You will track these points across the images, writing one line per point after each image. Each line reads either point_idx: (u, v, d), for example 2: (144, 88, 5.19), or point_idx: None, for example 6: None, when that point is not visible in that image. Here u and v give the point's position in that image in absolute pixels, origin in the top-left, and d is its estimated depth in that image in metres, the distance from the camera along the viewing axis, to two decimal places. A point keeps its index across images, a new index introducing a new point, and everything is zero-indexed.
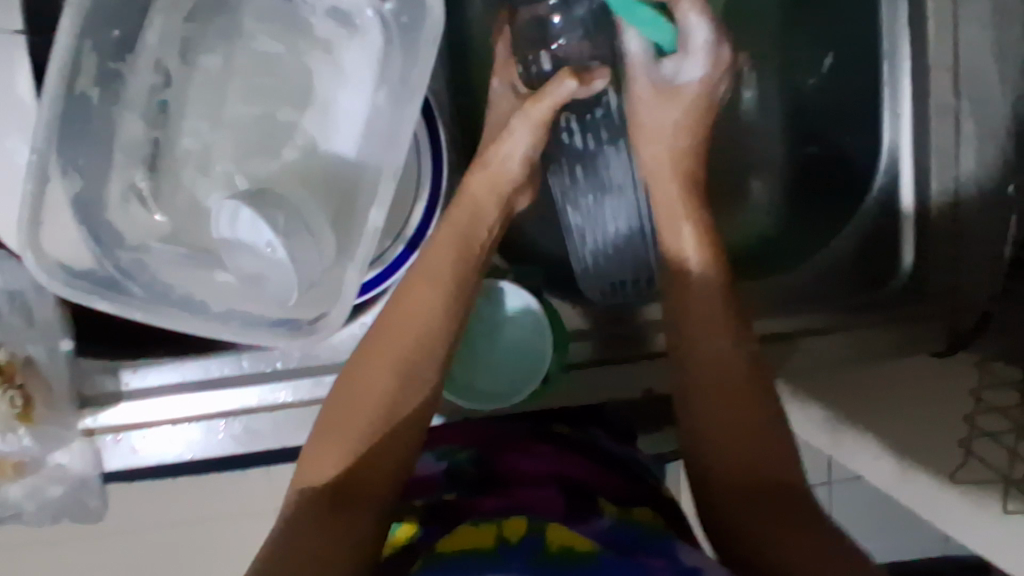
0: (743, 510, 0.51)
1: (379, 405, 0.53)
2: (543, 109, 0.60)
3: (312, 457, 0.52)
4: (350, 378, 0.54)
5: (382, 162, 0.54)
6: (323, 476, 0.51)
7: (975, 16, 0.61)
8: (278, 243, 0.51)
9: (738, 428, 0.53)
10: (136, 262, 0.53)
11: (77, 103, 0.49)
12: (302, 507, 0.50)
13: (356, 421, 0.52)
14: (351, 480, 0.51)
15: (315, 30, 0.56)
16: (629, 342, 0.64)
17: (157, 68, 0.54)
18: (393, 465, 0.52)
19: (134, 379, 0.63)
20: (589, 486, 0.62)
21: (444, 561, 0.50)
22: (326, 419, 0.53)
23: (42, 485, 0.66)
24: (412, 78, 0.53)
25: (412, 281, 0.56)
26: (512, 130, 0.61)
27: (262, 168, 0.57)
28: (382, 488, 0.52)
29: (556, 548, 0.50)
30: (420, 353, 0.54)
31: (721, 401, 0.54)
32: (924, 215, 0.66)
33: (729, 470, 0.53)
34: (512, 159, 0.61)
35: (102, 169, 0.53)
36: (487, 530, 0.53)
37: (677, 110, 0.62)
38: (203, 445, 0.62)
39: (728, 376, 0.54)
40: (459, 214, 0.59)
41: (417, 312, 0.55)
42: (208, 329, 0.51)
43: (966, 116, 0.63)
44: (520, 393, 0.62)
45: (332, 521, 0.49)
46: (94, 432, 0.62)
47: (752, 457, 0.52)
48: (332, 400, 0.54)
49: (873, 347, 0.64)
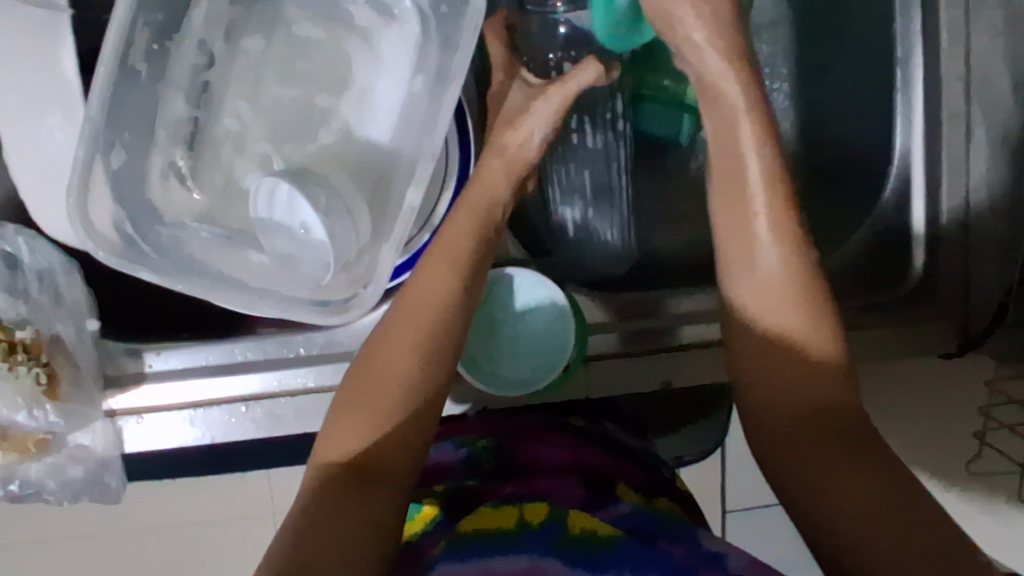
0: (806, 457, 0.50)
1: (402, 382, 0.54)
2: (567, 93, 0.60)
3: (332, 437, 0.52)
4: (369, 357, 0.55)
5: (419, 146, 0.56)
6: (342, 455, 0.52)
7: (986, 26, 0.63)
8: (314, 223, 0.52)
9: (786, 394, 0.52)
10: (173, 239, 0.54)
11: (128, 79, 0.51)
12: (322, 486, 0.50)
13: (375, 400, 0.53)
14: (378, 454, 0.52)
15: (354, 20, 0.58)
16: (651, 337, 0.63)
17: (201, 49, 0.55)
18: (414, 444, 0.53)
19: (157, 361, 0.63)
20: (610, 475, 0.63)
21: (466, 542, 0.50)
22: (347, 394, 0.54)
23: (63, 464, 0.66)
24: (450, 69, 0.54)
25: (428, 261, 0.57)
26: (534, 111, 0.61)
27: (298, 152, 0.58)
28: (401, 472, 0.52)
29: (577, 533, 0.51)
30: (436, 330, 0.55)
31: (756, 353, 0.54)
32: (936, 234, 0.66)
33: (782, 415, 0.52)
34: (534, 137, 0.61)
35: (144, 145, 0.54)
36: (507, 511, 0.53)
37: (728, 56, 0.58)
38: (222, 429, 0.62)
39: (777, 338, 0.53)
40: (475, 198, 0.59)
41: (434, 290, 0.56)
42: (246, 303, 0.52)
43: (977, 123, 0.64)
44: (540, 379, 0.63)
45: (359, 502, 0.49)
46: (116, 413, 0.62)
47: (787, 392, 0.52)
48: (353, 376, 0.55)
49: (903, 339, 0.64)
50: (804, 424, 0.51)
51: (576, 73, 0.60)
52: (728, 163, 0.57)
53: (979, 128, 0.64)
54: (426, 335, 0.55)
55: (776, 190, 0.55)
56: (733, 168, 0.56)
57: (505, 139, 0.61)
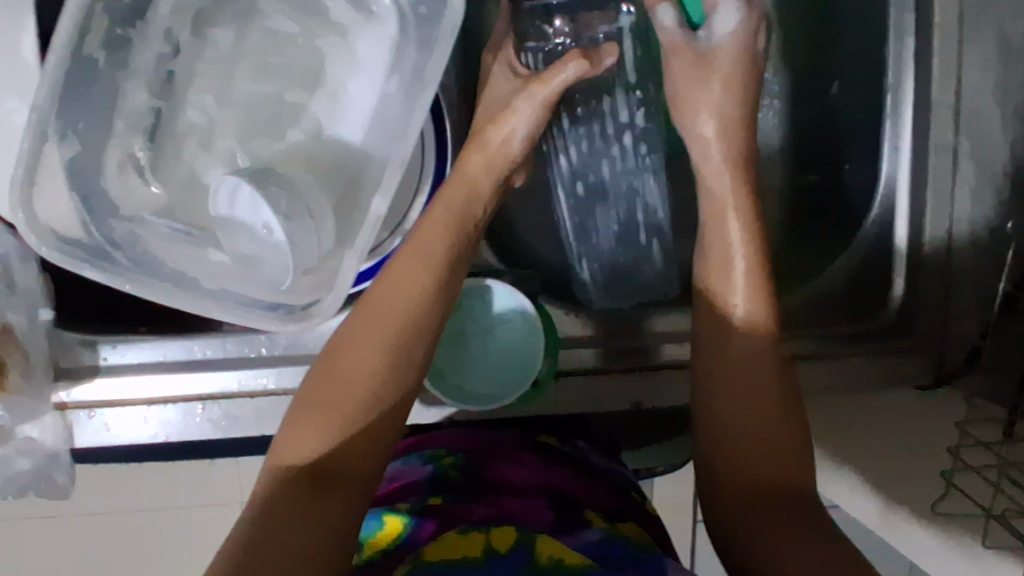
0: (765, 515, 0.50)
1: (366, 384, 0.51)
2: (548, 91, 0.58)
3: (288, 441, 0.50)
4: (334, 358, 0.52)
5: (390, 151, 0.54)
6: (298, 459, 0.49)
7: (980, 60, 0.61)
8: (276, 224, 0.50)
9: (737, 435, 0.53)
10: (127, 233, 0.53)
11: (85, 65, 0.49)
12: (273, 495, 0.47)
13: (335, 403, 0.50)
14: (335, 461, 0.49)
15: (331, 14, 0.56)
16: (638, 355, 0.63)
17: (166, 37, 0.53)
18: (376, 449, 0.50)
19: (113, 355, 0.62)
20: (577, 499, 0.62)
21: (432, 571, 0.49)
22: (307, 396, 0.51)
23: (10, 457, 0.64)
24: (427, 69, 0.53)
25: (402, 258, 0.55)
26: (513, 109, 0.59)
27: (266, 149, 0.56)
28: (361, 481, 0.49)
29: (546, 560, 0.50)
30: (404, 330, 0.53)
31: (740, 393, 0.53)
32: (918, 255, 0.66)
33: (738, 471, 0.53)
34: (513, 138, 0.59)
35: (102, 135, 0.52)
36: (473, 538, 0.52)
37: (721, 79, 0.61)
38: (178, 426, 0.60)
39: (760, 382, 0.53)
40: (452, 195, 0.58)
41: (406, 288, 0.54)
42: (197, 306, 0.50)
43: (965, 155, 0.63)
44: (508, 395, 0.61)
45: (308, 510, 0.46)
46: (67, 406, 0.60)
47: (762, 443, 0.52)
48: (315, 376, 0.52)
49: (871, 376, 0.66)
50: (765, 482, 0.51)
51: (557, 72, 0.58)
52: (717, 184, 0.59)
53: (965, 161, 0.63)
54: (395, 332, 0.53)
55: (755, 228, 0.57)
56: (709, 225, 0.58)
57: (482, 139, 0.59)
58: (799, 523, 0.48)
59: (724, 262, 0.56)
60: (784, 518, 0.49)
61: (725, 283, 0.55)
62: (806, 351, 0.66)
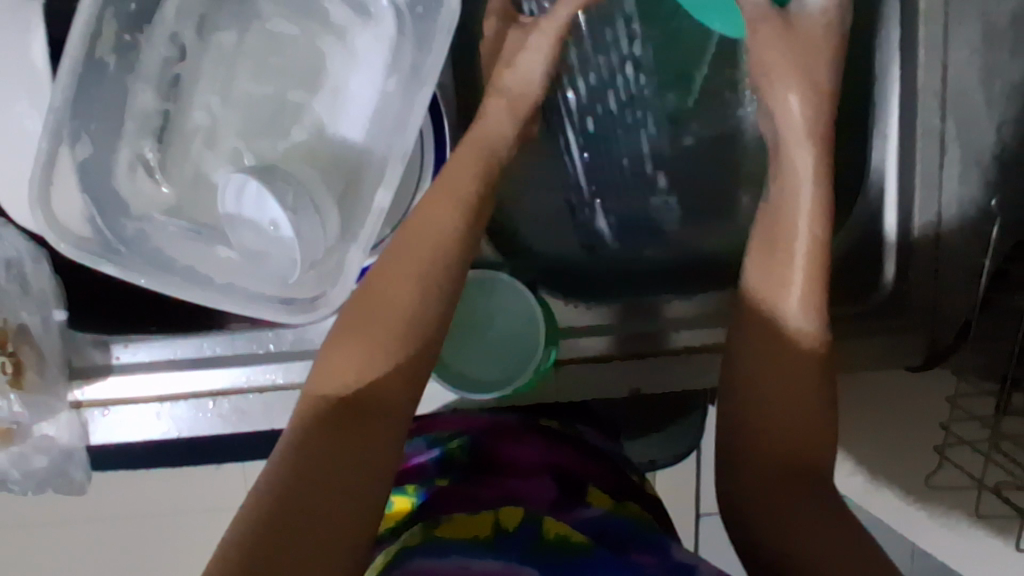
0: (783, 503, 0.53)
1: (404, 322, 0.54)
2: (552, 25, 0.64)
3: (325, 370, 0.51)
4: (374, 294, 0.54)
5: (391, 147, 0.56)
6: (335, 387, 0.50)
7: (963, 44, 0.64)
8: (283, 220, 0.52)
9: (775, 403, 0.56)
10: (138, 232, 0.54)
11: (95, 69, 0.51)
12: (312, 418, 0.49)
13: (376, 341, 0.53)
14: (372, 392, 0.51)
15: (330, 16, 0.58)
16: (651, 339, 0.64)
17: (172, 41, 0.55)
18: (413, 380, 0.53)
19: (125, 354, 0.63)
20: (581, 477, 0.63)
21: (442, 544, 0.51)
22: (344, 327, 0.53)
23: (28, 455, 0.66)
24: (424, 68, 0.55)
25: (430, 201, 0.57)
26: (528, 48, 0.64)
27: (269, 148, 0.58)
28: (400, 411, 0.52)
29: (552, 537, 0.52)
30: (438, 268, 0.55)
31: (766, 355, 0.57)
32: (907, 244, 0.66)
33: (769, 449, 0.56)
34: (531, 73, 0.65)
35: (113, 137, 0.54)
36: (482, 518, 0.54)
37: (797, 90, 0.62)
38: (189, 422, 0.62)
39: (778, 347, 0.57)
40: (478, 142, 0.61)
41: (435, 231, 0.56)
42: (209, 299, 0.52)
43: (951, 138, 0.64)
44: (510, 381, 0.62)
45: (349, 434, 0.48)
46: (83, 403, 0.62)
47: (787, 426, 0.56)
48: (352, 307, 0.54)
49: (876, 353, 0.66)
50: (788, 462, 0.55)
51: (560, 7, 0.65)
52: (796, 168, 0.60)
53: (952, 146, 0.64)
54: (428, 274, 0.55)
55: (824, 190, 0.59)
56: (780, 207, 0.60)
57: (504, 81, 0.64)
58: (817, 509, 0.52)
59: (782, 222, 0.59)
60: (807, 504, 0.52)
61: (796, 226, 0.58)
62: None
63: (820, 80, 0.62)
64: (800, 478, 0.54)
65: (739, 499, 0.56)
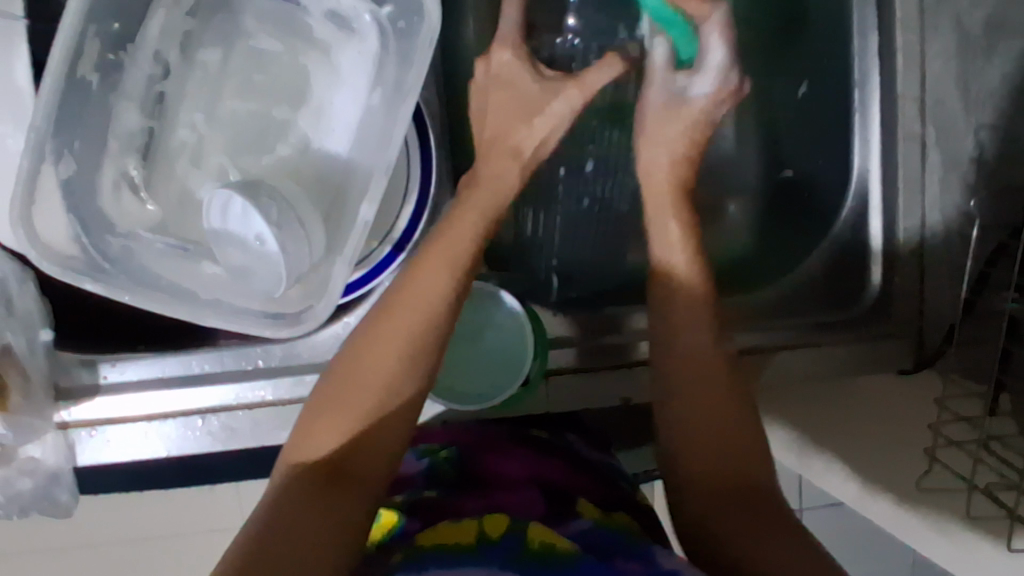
0: (733, 515, 0.51)
1: (385, 379, 0.52)
2: (585, 93, 0.63)
3: (307, 432, 0.51)
4: (358, 351, 0.53)
5: (372, 163, 0.56)
6: (315, 451, 0.50)
7: (938, 51, 0.65)
8: (267, 234, 0.52)
9: (709, 415, 0.54)
10: (124, 249, 0.54)
11: (78, 88, 0.51)
12: (290, 481, 0.49)
13: (355, 399, 0.51)
14: (352, 455, 0.50)
15: (314, 34, 0.58)
16: (622, 351, 0.64)
17: (156, 60, 0.55)
18: (398, 439, 0.52)
19: (112, 373, 0.62)
20: (569, 489, 0.63)
21: (425, 555, 0.50)
22: (329, 384, 0.53)
23: (13, 477, 0.65)
24: (406, 82, 0.55)
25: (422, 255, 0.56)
26: (548, 106, 0.63)
27: (254, 164, 0.58)
28: (376, 474, 0.51)
29: (536, 546, 0.51)
30: (425, 324, 0.53)
31: (707, 386, 0.55)
32: (893, 252, 0.67)
33: (719, 463, 0.54)
34: (549, 139, 0.64)
35: (97, 155, 0.54)
36: (466, 526, 0.53)
37: (675, 140, 0.62)
38: (179, 442, 0.61)
39: (708, 375, 0.55)
40: (484, 187, 0.60)
41: (424, 285, 0.54)
42: (193, 314, 0.52)
43: (932, 144, 0.65)
44: (497, 396, 0.63)
45: (322, 498, 0.48)
46: (68, 425, 0.61)
47: (742, 451, 0.54)
48: (338, 364, 0.54)
49: (861, 360, 0.67)
50: (737, 475, 0.53)
51: (593, 72, 0.63)
52: (652, 203, 0.61)
53: (933, 152, 0.65)
54: (413, 328, 0.53)
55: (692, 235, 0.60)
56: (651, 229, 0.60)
57: (516, 137, 0.62)
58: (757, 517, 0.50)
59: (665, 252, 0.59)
60: (746, 508, 0.51)
61: (672, 253, 0.59)
62: (774, 342, 0.67)
63: (672, 143, 0.62)
64: (754, 492, 0.52)
65: (693, 512, 0.53)
